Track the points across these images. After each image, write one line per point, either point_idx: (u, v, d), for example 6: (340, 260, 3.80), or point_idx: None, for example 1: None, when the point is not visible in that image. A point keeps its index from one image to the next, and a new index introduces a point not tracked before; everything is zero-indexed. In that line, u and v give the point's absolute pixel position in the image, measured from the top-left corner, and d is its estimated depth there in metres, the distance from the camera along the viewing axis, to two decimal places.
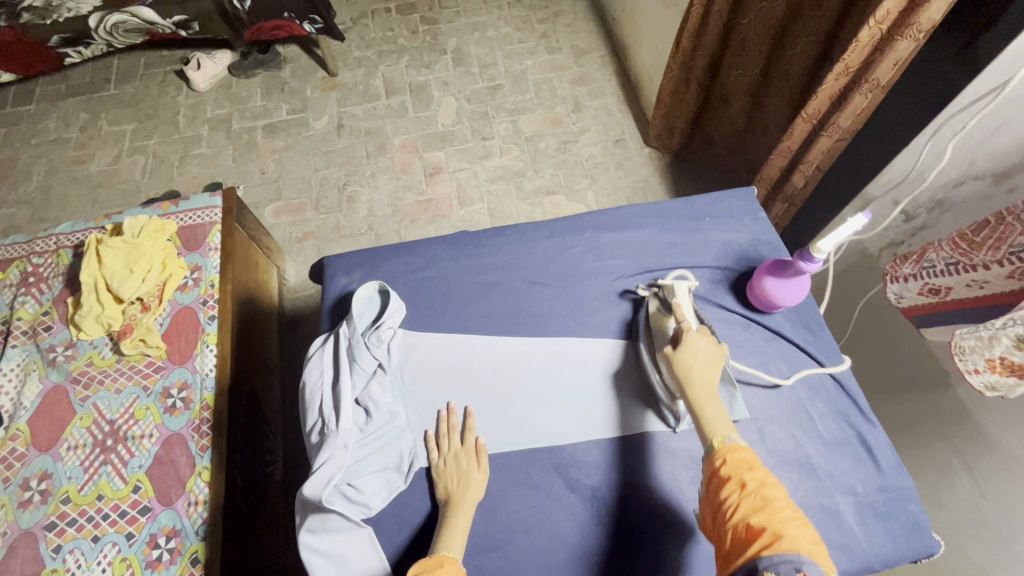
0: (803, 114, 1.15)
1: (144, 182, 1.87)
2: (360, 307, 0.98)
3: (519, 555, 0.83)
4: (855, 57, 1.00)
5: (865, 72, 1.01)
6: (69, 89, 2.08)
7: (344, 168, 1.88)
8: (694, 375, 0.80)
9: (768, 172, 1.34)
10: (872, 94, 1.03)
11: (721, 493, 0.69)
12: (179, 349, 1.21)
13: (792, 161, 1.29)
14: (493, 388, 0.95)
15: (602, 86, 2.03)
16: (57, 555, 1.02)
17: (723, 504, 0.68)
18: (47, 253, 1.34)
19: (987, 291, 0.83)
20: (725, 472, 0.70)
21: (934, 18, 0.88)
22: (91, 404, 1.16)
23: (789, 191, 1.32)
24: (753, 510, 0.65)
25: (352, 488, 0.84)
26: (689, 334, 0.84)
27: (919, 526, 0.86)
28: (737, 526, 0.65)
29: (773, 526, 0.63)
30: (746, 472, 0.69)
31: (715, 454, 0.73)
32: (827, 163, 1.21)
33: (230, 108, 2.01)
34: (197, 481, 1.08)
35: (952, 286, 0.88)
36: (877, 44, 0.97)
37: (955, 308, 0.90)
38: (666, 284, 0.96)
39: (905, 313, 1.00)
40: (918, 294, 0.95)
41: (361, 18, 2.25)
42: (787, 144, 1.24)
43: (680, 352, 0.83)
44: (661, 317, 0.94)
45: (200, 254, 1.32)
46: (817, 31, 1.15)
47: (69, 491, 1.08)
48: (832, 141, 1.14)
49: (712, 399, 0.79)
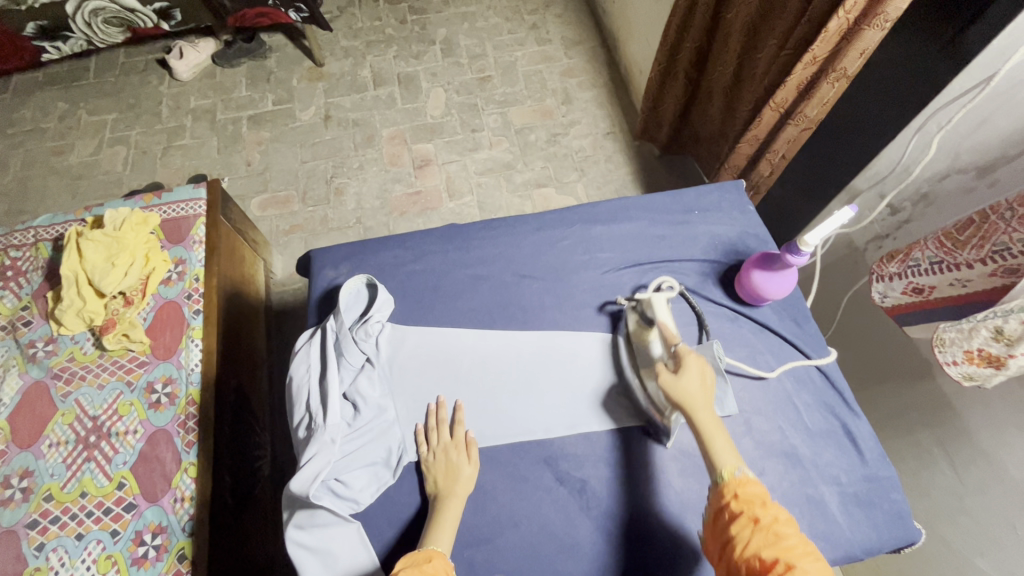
0: (769, 104, 1.16)
1: (125, 173, 1.84)
2: (347, 301, 0.97)
3: (509, 548, 0.83)
4: (823, 47, 1.01)
5: (833, 61, 1.02)
6: (47, 78, 2.03)
7: (331, 160, 1.85)
8: (697, 398, 0.76)
9: (736, 160, 1.36)
10: (839, 83, 1.04)
11: (733, 528, 0.67)
12: (164, 344, 1.19)
13: (758, 150, 1.31)
14: (481, 382, 0.94)
15: (592, 78, 2.02)
16: (40, 554, 1.01)
17: (736, 540, 0.66)
18: (25, 247, 1.31)
19: (969, 290, 0.84)
20: (737, 507, 0.69)
21: (900, 8, 0.89)
22: (73, 401, 1.14)
23: (756, 178, 1.34)
24: (766, 546, 0.64)
25: (340, 483, 0.84)
26: (687, 356, 0.80)
27: (901, 514, 0.88)
28: (751, 564, 0.63)
29: (787, 560, 0.62)
30: (759, 507, 0.68)
31: (725, 487, 0.71)
32: (792, 152, 1.23)
33: (214, 98, 1.98)
34: (184, 477, 1.07)
35: (936, 284, 0.89)
36: (845, 34, 0.97)
37: (936, 306, 0.91)
38: (643, 298, 0.93)
39: (889, 311, 1.01)
40: (902, 293, 0.95)
41: (347, 7, 2.21)
42: (754, 133, 1.25)
43: (681, 380, 0.77)
44: (641, 332, 0.92)
45: (183, 246, 1.30)
46: (780, 34, 1.15)
47: (51, 488, 1.06)
48: (798, 130, 1.16)
49: (721, 429, 0.75)
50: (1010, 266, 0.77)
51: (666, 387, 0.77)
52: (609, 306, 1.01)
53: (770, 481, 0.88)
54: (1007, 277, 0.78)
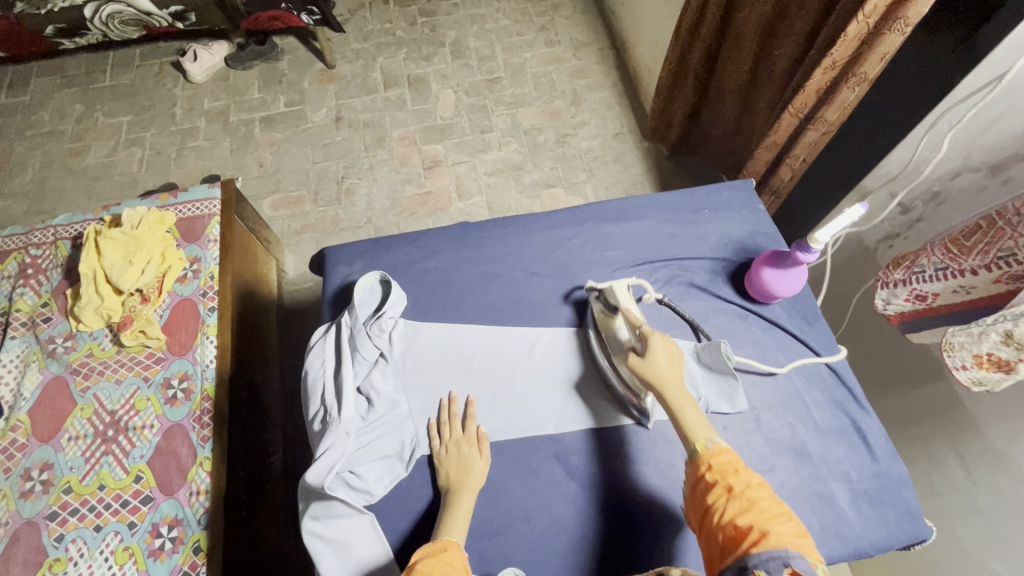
0: (789, 109, 1.17)
1: (140, 174, 1.87)
2: (362, 297, 0.98)
3: (520, 541, 0.84)
4: (843, 51, 1.01)
5: (852, 66, 1.03)
6: (64, 80, 2.07)
7: (342, 161, 1.88)
8: (666, 377, 0.80)
9: (755, 167, 1.36)
10: (859, 88, 1.05)
11: (708, 496, 0.69)
12: (179, 340, 1.21)
13: (777, 155, 1.32)
14: (493, 378, 0.95)
15: (600, 79, 2.03)
16: (60, 544, 1.03)
17: (711, 508, 0.68)
18: (45, 244, 1.34)
19: (974, 296, 0.85)
20: (710, 476, 0.70)
21: (920, 12, 0.89)
22: (91, 395, 1.16)
23: (775, 184, 1.35)
24: (741, 512, 0.65)
25: (354, 475, 0.85)
26: (651, 338, 0.82)
27: (912, 512, 0.88)
28: (726, 530, 0.65)
29: (761, 525, 0.63)
30: (731, 475, 0.70)
31: (700, 458, 0.73)
32: (813, 156, 1.25)
33: (227, 100, 2.01)
34: (199, 471, 1.08)
35: (939, 292, 0.89)
36: (864, 39, 0.98)
37: (941, 313, 0.92)
38: (605, 287, 0.94)
39: (892, 318, 1.01)
40: (905, 300, 0.95)
41: (358, 10, 2.24)
42: (773, 138, 1.26)
43: (649, 360, 0.81)
44: (607, 320, 0.93)
45: (198, 245, 1.32)
46: (800, 31, 1.15)
47: (70, 481, 1.08)
48: (818, 134, 1.17)
49: (691, 403, 0.79)
50: (1014, 273, 0.78)
51: (636, 369, 0.81)
52: (576, 290, 1.03)
53: (779, 478, 0.89)
54: (1011, 283, 0.79)
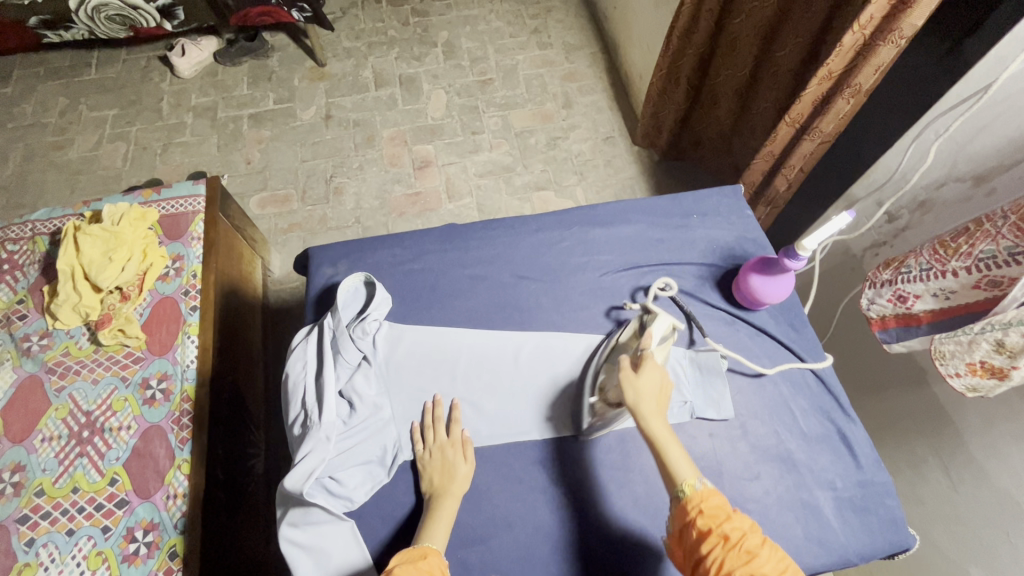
0: (786, 119, 1.17)
1: (124, 169, 1.84)
2: (345, 299, 0.97)
3: (504, 549, 0.83)
4: (838, 62, 1.01)
5: (848, 76, 1.02)
6: (47, 72, 2.03)
7: (331, 160, 1.86)
8: (653, 409, 0.79)
9: (750, 175, 1.36)
10: (853, 99, 1.05)
11: (702, 545, 0.70)
12: (159, 340, 1.19)
13: (774, 165, 1.32)
14: (478, 382, 0.94)
15: (592, 83, 2.03)
16: (30, 549, 1.00)
17: (706, 558, 0.69)
18: (22, 240, 1.30)
19: (951, 302, 0.85)
20: (703, 523, 0.71)
21: (915, 24, 0.89)
22: (67, 395, 1.13)
23: (772, 194, 1.35)
24: (738, 565, 0.67)
25: (334, 481, 0.84)
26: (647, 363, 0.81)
27: (895, 520, 0.88)
28: None
29: None
30: (724, 522, 0.70)
31: (689, 502, 0.73)
32: (809, 166, 1.24)
33: (215, 96, 1.98)
34: (177, 474, 1.06)
35: (921, 294, 0.89)
36: (860, 49, 0.98)
37: (919, 321, 0.92)
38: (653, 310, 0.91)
39: (876, 325, 1.00)
40: (888, 301, 0.95)
41: (351, 8, 2.22)
42: (770, 148, 1.26)
43: (641, 387, 0.80)
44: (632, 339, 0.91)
45: (182, 243, 1.30)
46: (799, 36, 1.14)
47: (43, 483, 1.05)
48: (815, 145, 1.16)
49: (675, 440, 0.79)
50: (994, 278, 0.78)
51: (625, 393, 0.80)
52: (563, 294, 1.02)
53: (764, 486, 0.88)
54: (990, 288, 0.79)
